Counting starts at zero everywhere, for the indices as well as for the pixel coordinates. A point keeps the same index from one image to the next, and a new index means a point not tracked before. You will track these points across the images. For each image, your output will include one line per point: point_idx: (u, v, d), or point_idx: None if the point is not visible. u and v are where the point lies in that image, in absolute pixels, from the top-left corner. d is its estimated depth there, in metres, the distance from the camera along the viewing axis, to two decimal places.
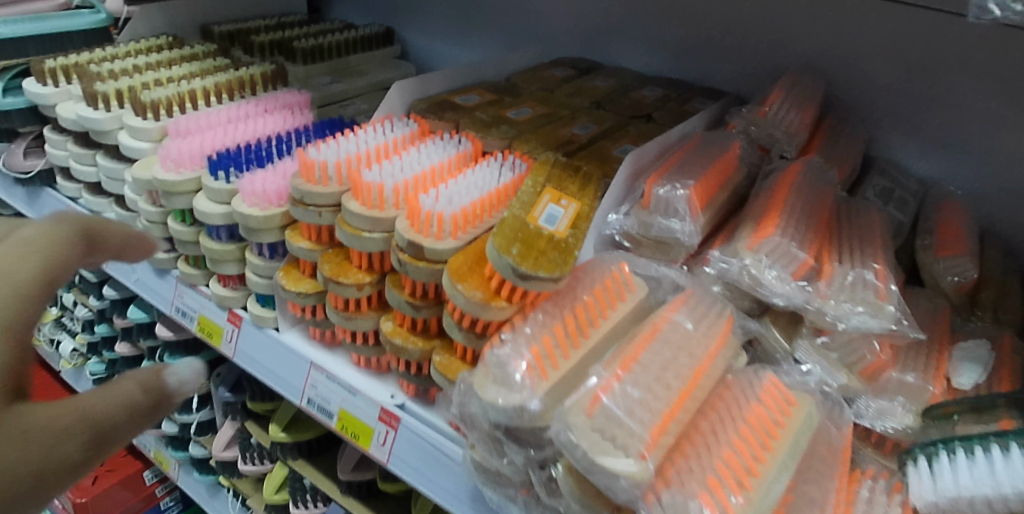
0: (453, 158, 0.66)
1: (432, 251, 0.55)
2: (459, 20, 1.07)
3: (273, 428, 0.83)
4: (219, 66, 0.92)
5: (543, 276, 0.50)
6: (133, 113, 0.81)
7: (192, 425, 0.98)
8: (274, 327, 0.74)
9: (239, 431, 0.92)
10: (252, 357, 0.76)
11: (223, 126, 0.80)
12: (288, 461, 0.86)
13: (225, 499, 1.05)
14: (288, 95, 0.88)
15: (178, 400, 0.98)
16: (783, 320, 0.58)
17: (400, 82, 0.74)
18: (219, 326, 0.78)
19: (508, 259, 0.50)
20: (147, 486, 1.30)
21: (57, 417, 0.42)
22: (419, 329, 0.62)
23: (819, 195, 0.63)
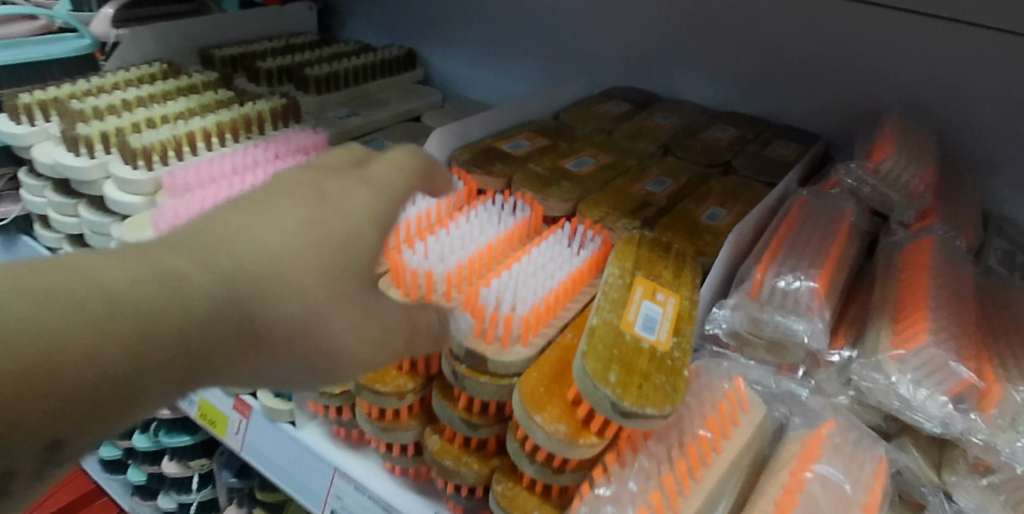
0: (510, 231, 0.55)
1: (499, 364, 0.44)
2: (490, 42, 0.95)
3: None
4: (221, 101, 0.80)
5: (650, 414, 0.38)
6: (121, 160, 0.70)
7: (190, 506, 0.88)
8: (291, 421, 0.63)
9: None
10: (262, 454, 0.66)
11: (229, 179, 0.69)
12: None
13: None
14: (302, 135, 0.76)
15: (175, 478, 0.86)
16: (927, 442, 0.47)
17: (439, 130, 0.63)
18: (225, 415, 0.69)
19: (608, 390, 0.38)
20: None
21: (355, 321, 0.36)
22: (474, 447, 0.50)
23: (961, 279, 0.51)
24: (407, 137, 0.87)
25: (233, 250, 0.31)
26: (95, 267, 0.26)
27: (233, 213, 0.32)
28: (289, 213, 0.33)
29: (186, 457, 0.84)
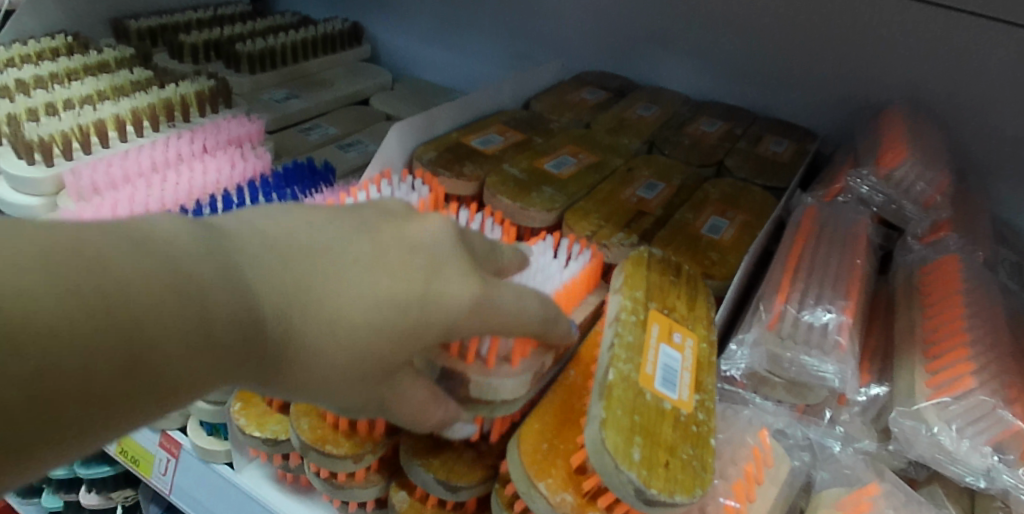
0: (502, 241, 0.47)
1: (487, 385, 0.35)
2: (448, 18, 0.85)
3: None
4: (138, 83, 0.69)
5: (681, 503, 0.31)
6: (13, 154, 0.58)
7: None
8: (229, 462, 0.55)
9: None
10: (193, 499, 0.58)
11: (146, 178, 0.58)
12: None
13: None
14: (234, 123, 0.66)
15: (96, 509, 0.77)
16: (958, 490, 0.42)
17: (398, 124, 0.54)
18: (151, 453, 0.59)
19: (633, 474, 0.31)
20: None
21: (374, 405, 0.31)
22: (449, 507, 0.43)
23: (993, 305, 0.46)
24: (357, 124, 0.77)
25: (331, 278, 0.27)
26: (177, 246, 0.24)
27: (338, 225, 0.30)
28: (389, 283, 0.29)
29: (106, 489, 0.74)
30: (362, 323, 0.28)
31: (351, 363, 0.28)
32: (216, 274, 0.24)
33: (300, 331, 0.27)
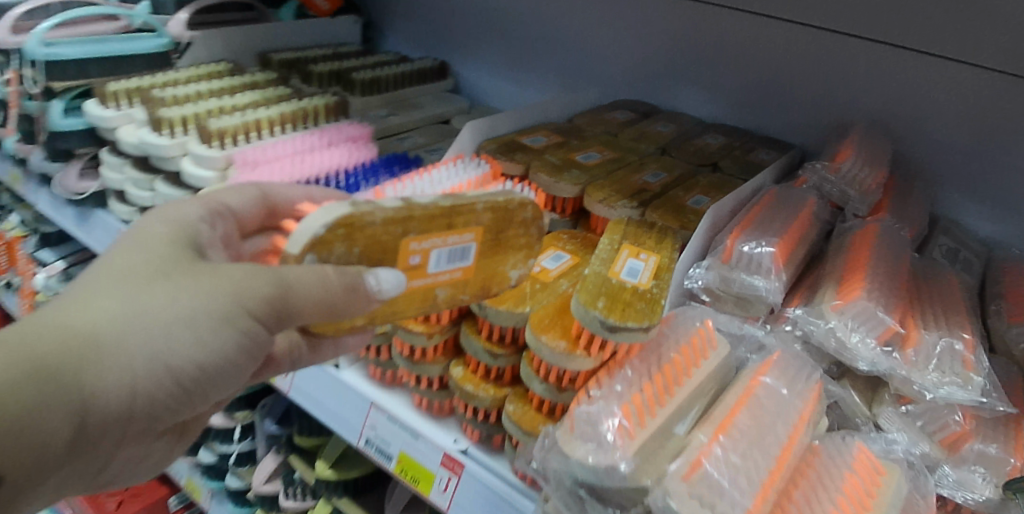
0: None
1: (295, 235, 0.42)
2: (516, 60, 1.07)
3: (321, 465, 0.83)
4: (282, 95, 0.87)
5: (632, 327, 0.49)
6: (198, 141, 0.77)
7: (233, 456, 0.97)
8: (334, 364, 0.74)
9: (281, 465, 0.92)
10: (304, 395, 0.78)
11: (291, 160, 0.76)
12: (331, 499, 0.86)
13: None
14: (352, 128, 0.84)
15: (219, 429, 0.97)
16: (863, 385, 0.58)
17: (471, 124, 0.75)
18: None
19: (597, 311, 0.49)
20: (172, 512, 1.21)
21: (215, 290, 0.40)
22: (492, 377, 0.62)
23: (899, 258, 0.62)
24: (440, 137, 0.98)
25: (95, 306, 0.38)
26: None
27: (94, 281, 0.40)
28: (125, 282, 0.39)
29: (234, 408, 0.95)
30: (104, 273, 0.40)
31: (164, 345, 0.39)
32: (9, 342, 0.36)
33: (68, 307, 0.38)
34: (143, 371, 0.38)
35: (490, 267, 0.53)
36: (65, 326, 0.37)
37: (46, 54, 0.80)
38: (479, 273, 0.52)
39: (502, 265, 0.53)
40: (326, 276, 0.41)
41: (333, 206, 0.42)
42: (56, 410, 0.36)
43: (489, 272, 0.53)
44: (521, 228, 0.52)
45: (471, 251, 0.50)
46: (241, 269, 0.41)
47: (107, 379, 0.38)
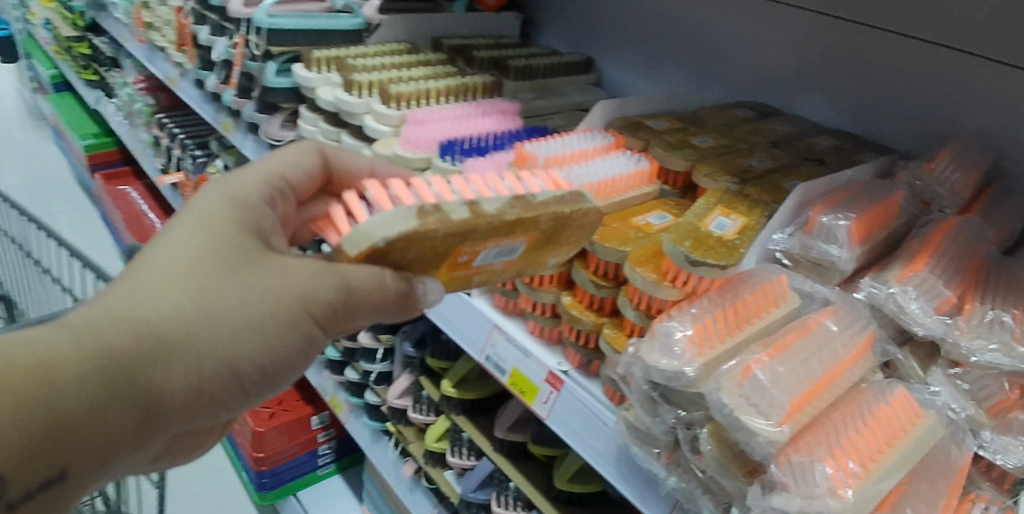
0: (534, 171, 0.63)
1: (354, 236, 0.46)
2: (651, 58, 1.15)
3: (445, 382, 0.89)
4: (450, 72, 1.01)
5: (710, 263, 0.63)
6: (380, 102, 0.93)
7: (371, 375, 1.00)
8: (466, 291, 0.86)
9: (413, 384, 0.96)
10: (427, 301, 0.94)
11: (453, 123, 0.91)
12: (452, 416, 0.91)
13: (386, 445, 1.04)
14: (503, 102, 0.98)
15: (365, 349, 1.01)
16: (923, 353, 0.64)
17: (603, 102, 0.90)
18: None
19: (683, 248, 0.63)
20: (310, 431, 1.20)
21: (270, 291, 0.47)
22: (595, 307, 0.75)
23: (970, 250, 0.68)
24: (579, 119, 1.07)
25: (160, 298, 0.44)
26: (46, 338, 0.39)
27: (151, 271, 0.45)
28: (187, 274, 0.45)
29: None
30: (172, 260, 0.46)
31: (226, 335, 0.46)
32: (85, 334, 0.40)
33: (133, 297, 0.43)
34: (203, 364, 0.45)
35: (535, 256, 0.59)
36: (137, 320, 0.42)
37: (270, 24, 0.97)
38: (525, 259, 0.59)
39: (543, 256, 0.60)
40: (381, 282, 0.49)
41: (399, 214, 0.44)
42: (127, 400, 0.41)
43: (533, 260, 0.60)
44: (577, 228, 0.57)
45: (519, 249, 0.55)
46: (301, 273, 0.48)
47: (172, 371, 0.43)
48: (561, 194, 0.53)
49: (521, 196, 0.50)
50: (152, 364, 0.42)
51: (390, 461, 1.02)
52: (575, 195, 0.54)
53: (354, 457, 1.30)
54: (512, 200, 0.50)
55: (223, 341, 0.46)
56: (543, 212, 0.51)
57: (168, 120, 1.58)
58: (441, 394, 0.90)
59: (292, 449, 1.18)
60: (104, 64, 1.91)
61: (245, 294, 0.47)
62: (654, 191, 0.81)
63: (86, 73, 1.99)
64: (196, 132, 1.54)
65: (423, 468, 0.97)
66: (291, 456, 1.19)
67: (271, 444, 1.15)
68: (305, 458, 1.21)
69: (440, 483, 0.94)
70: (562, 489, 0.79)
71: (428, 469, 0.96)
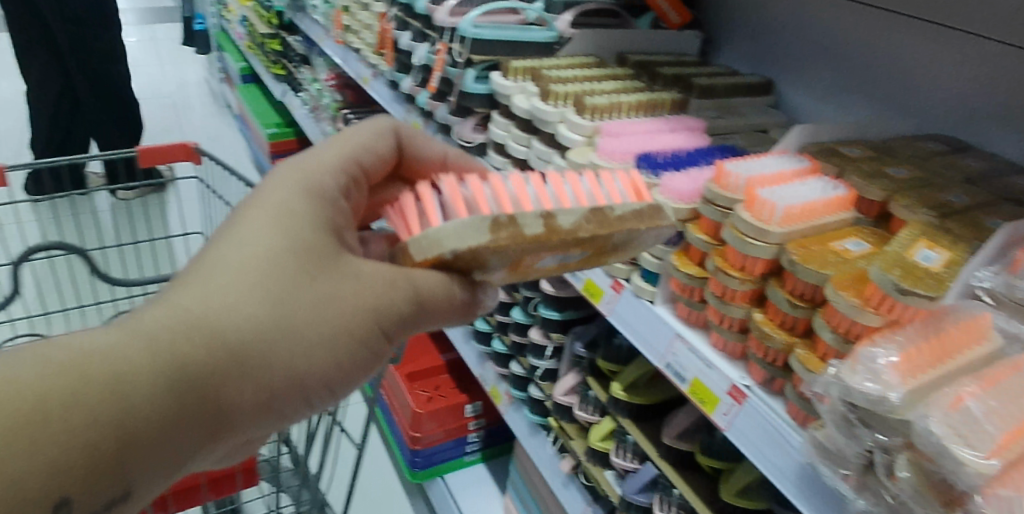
0: (609, 182, 0.68)
1: (426, 239, 0.54)
2: (843, 80, 1.12)
3: (616, 385, 0.95)
4: (638, 87, 1.06)
5: (920, 293, 0.66)
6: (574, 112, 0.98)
7: (538, 370, 1.06)
8: (649, 299, 0.91)
9: (580, 383, 1.02)
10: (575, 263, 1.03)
11: (645, 137, 0.96)
12: (618, 418, 0.96)
13: (542, 440, 1.11)
14: (690, 120, 1.03)
15: (534, 346, 1.07)
16: None
17: (798, 126, 0.96)
18: (601, 288, 0.95)
19: (893, 275, 0.66)
20: (461, 419, 1.24)
21: (330, 306, 0.51)
22: (786, 326, 0.78)
23: None
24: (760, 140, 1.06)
25: (235, 311, 0.48)
26: (123, 349, 0.44)
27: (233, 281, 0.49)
28: (261, 286, 0.49)
29: None
30: (246, 260, 0.50)
31: (290, 348, 0.49)
32: (163, 347, 0.45)
33: (211, 307, 0.47)
34: (268, 375, 0.49)
35: (598, 260, 0.65)
36: (216, 324, 0.47)
37: (474, 33, 1.04)
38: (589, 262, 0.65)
39: (608, 259, 0.66)
40: (447, 289, 0.56)
41: (474, 225, 0.51)
42: (194, 412, 0.46)
43: (596, 263, 0.66)
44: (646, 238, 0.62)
45: (583, 255, 0.61)
46: (372, 279, 0.54)
47: (239, 385, 0.47)
48: (637, 210, 0.58)
49: (598, 210, 0.56)
50: (220, 376, 0.46)
51: (547, 455, 1.09)
52: (651, 212, 0.59)
53: (498, 450, 1.35)
54: (587, 214, 0.55)
55: (288, 353, 0.49)
56: (616, 228, 0.56)
57: (352, 114, 1.69)
58: (609, 395, 0.96)
59: (440, 435, 1.23)
60: (293, 58, 2.15)
61: (312, 308, 0.50)
62: (851, 217, 0.83)
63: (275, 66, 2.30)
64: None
65: (582, 465, 1.02)
66: (436, 441, 1.24)
67: (426, 427, 1.22)
68: (451, 445, 1.26)
69: (599, 481, 0.99)
70: (727, 502, 0.82)
71: (586, 467, 1.01)
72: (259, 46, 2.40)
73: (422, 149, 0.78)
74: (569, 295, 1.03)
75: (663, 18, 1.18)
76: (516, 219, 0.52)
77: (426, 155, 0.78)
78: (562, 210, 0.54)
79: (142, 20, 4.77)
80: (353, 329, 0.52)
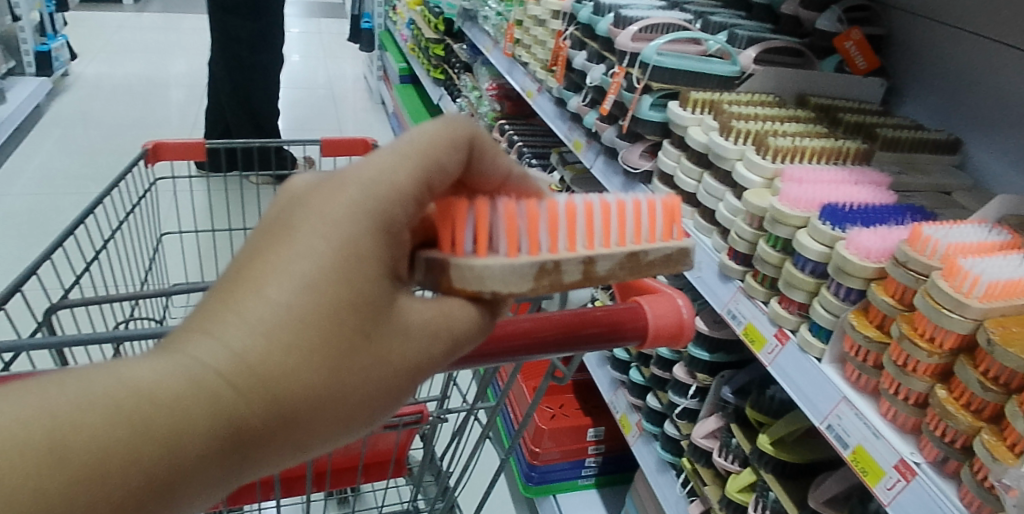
0: (653, 202, 0.57)
1: (469, 272, 0.47)
2: None
3: (764, 437, 0.91)
4: (822, 132, 1.02)
5: None
6: (754, 151, 0.95)
7: (677, 407, 1.07)
8: (817, 356, 0.86)
9: (722, 427, 1.01)
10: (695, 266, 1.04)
11: (830, 185, 0.92)
12: (760, 471, 0.92)
13: (671, 479, 1.10)
14: (875, 173, 0.98)
15: (677, 383, 1.08)
16: None
17: (1001, 199, 0.90)
18: (764, 336, 0.92)
19: None
20: (584, 441, 1.31)
21: (388, 369, 0.42)
22: (973, 409, 0.69)
23: None
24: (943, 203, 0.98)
25: (285, 374, 0.38)
26: (162, 403, 0.36)
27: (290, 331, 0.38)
28: (318, 346, 0.39)
29: None
30: (299, 306, 0.38)
31: (342, 411, 0.41)
32: (204, 407, 0.36)
33: (257, 360, 0.37)
34: (309, 438, 0.40)
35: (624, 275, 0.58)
36: (262, 382, 0.38)
37: (656, 60, 1.03)
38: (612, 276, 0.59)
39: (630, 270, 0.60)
40: (478, 339, 0.48)
41: (523, 272, 0.48)
42: (221, 473, 0.38)
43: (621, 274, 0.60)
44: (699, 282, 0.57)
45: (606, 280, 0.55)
46: (423, 333, 0.44)
47: (278, 446, 0.39)
48: (669, 255, 0.55)
49: (635, 255, 0.53)
50: (260, 437, 0.38)
51: (675, 495, 1.08)
52: (682, 257, 0.56)
53: (614, 477, 1.38)
54: (624, 259, 0.53)
55: (336, 416, 0.41)
56: (646, 274, 0.54)
57: (510, 126, 1.77)
58: (755, 447, 0.92)
59: (557, 454, 1.30)
60: (458, 67, 2.27)
61: (367, 371, 0.41)
62: None
63: (437, 71, 2.46)
64: (531, 138, 1.70)
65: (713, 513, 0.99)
66: (552, 460, 1.30)
67: (552, 441, 1.29)
68: (568, 466, 1.31)
69: None
70: None
71: None
72: (427, 52, 2.55)
73: (487, 165, 0.51)
74: (722, 338, 1.02)
75: (849, 61, 1.15)
76: (560, 266, 0.50)
77: (488, 174, 0.52)
78: (603, 255, 0.52)
79: (314, 23, 5.25)
80: (401, 387, 0.44)
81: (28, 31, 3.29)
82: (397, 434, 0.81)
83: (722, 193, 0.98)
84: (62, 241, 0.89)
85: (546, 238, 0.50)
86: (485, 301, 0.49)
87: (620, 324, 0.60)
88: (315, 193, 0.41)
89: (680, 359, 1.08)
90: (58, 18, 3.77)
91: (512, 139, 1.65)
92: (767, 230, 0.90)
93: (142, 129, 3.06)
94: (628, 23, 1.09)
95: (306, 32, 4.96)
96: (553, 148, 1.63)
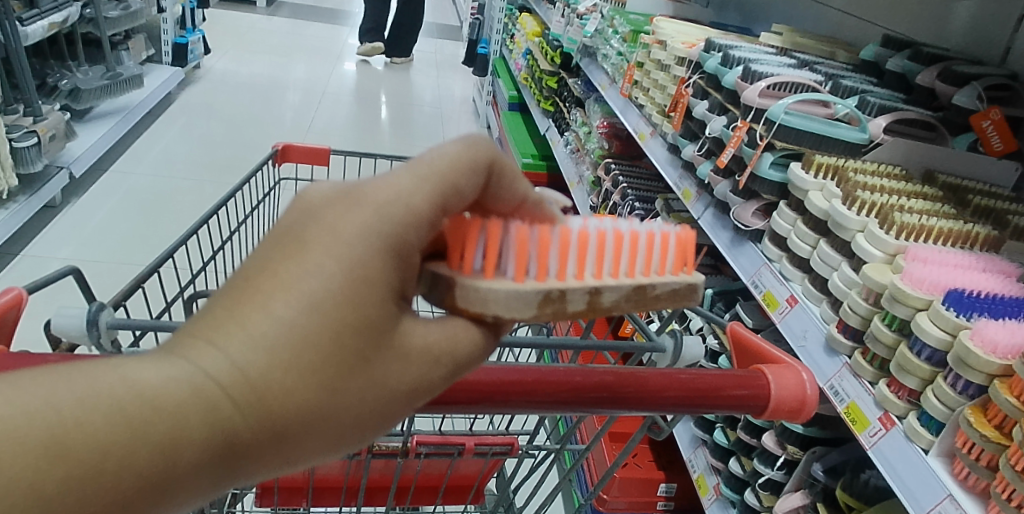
0: (662, 235, 0.55)
1: (474, 294, 0.45)
2: None
3: None
4: (949, 213, 0.97)
5: None
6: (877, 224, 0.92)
7: (760, 476, 1.04)
8: (924, 448, 0.80)
9: (807, 505, 0.97)
10: (798, 334, 1.00)
11: (959, 269, 0.87)
12: None
13: None
14: (1006, 263, 0.91)
15: (764, 451, 1.05)
16: None
17: None
18: (868, 419, 0.87)
19: None
20: (653, 496, 1.29)
21: (384, 392, 0.39)
22: None
23: None
24: None
25: (278, 390, 0.36)
26: (156, 408, 0.33)
27: (286, 348, 0.35)
28: (315, 365, 0.36)
29: None
30: (302, 325, 0.36)
31: (331, 432, 0.38)
32: (200, 419, 0.34)
33: (249, 378, 0.35)
34: (294, 452, 0.38)
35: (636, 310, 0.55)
36: (261, 398, 0.35)
37: (783, 119, 1.02)
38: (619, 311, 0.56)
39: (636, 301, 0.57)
40: (479, 365, 0.45)
41: (528, 299, 0.46)
42: (205, 485, 0.35)
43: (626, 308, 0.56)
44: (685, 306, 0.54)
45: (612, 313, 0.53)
46: (422, 357, 0.41)
47: (262, 459, 0.37)
48: (676, 289, 0.53)
49: (641, 287, 0.51)
50: (249, 452, 0.36)
51: None
52: (687, 292, 0.53)
53: None
54: (630, 291, 0.51)
55: (323, 437, 0.38)
56: (650, 308, 0.52)
57: (615, 166, 1.79)
58: None
59: (622, 504, 1.29)
60: (570, 101, 2.31)
61: (359, 394, 0.38)
62: None
63: (547, 103, 2.53)
64: (636, 181, 1.70)
65: None
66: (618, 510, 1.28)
67: (620, 491, 1.28)
68: None
69: None
70: None
71: None
72: (539, 82, 2.61)
73: (501, 191, 0.48)
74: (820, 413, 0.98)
75: (984, 141, 1.09)
76: (565, 295, 0.47)
77: (502, 199, 0.49)
78: (610, 285, 0.50)
79: (424, 41, 5.47)
80: (393, 412, 0.41)
81: (170, 23, 3.58)
82: (483, 461, 0.82)
83: (837, 261, 0.96)
84: (204, 224, 0.96)
85: (554, 264, 0.48)
86: (488, 324, 0.46)
87: (713, 392, 0.58)
88: (328, 208, 0.38)
89: (771, 427, 1.05)
90: (201, 15, 4.08)
91: (617, 180, 1.67)
92: (884, 307, 0.87)
93: (259, 126, 3.24)
94: (757, 78, 1.09)
95: (420, 51, 5.17)
96: (658, 194, 1.63)
